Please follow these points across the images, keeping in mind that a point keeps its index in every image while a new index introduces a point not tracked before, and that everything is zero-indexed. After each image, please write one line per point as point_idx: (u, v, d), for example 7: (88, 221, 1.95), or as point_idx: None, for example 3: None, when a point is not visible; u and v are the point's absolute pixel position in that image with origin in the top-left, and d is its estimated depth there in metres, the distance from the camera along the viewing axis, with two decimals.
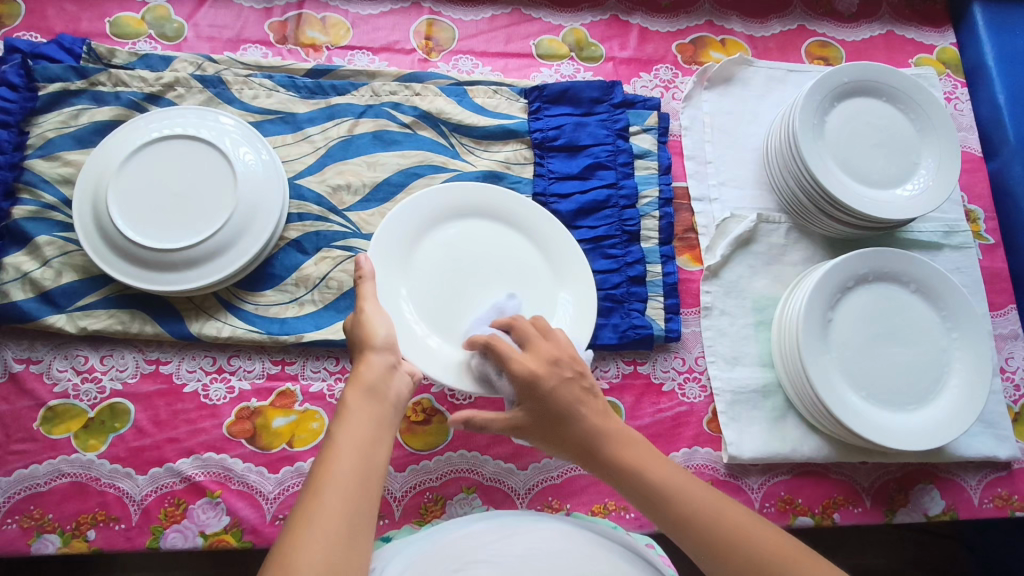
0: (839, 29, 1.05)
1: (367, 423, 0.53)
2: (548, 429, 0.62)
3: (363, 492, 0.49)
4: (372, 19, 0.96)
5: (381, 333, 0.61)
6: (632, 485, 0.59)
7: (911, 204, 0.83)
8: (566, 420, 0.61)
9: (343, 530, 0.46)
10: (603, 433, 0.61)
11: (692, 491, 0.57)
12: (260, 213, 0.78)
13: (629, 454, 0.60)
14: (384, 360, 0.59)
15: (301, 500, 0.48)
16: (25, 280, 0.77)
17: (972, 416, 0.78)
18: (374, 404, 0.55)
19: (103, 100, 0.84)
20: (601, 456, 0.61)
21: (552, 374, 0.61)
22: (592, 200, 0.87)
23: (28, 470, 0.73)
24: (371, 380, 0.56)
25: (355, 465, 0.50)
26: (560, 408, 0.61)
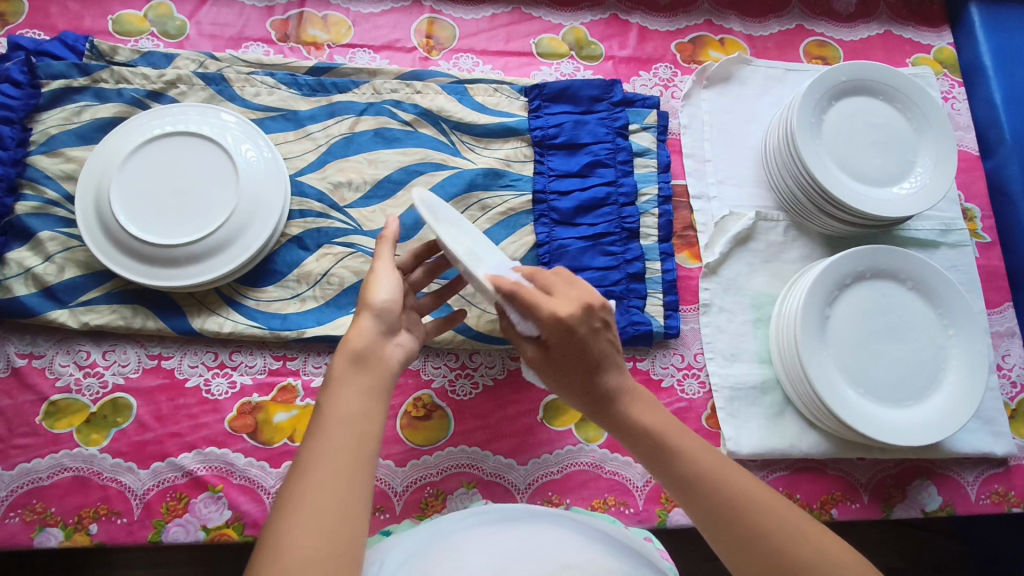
0: (837, 29, 1.05)
1: (355, 395, 0.53)
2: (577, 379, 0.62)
3: (351, 464, 0.49)
4: (373, 18, 0.97)
5: (378, 299, 0.58)
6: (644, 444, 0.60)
7: (909, 202, 0.84)
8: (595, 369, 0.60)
9: (333, 504, 0.47)
10: (624, 391, 0.62)
11: (699, 459, 0.58)
12: (262, 210, 0.79)
13: (647, 413, 0.61)
14: (376, 328, 0.57)
15: (290, 477, 0.49)
16: (27, 275, 0.78)
17: (969, 412, 0.78)
18: (363, 374, 0.54)
19: (106, 97, 0.84)
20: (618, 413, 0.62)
21: (587, 321, 0.58)
22: (591, 197, 0.88)
23: (30, 464, 0.74)
24: (360, 350, 0.55)
25: (343, 438, 0.50)
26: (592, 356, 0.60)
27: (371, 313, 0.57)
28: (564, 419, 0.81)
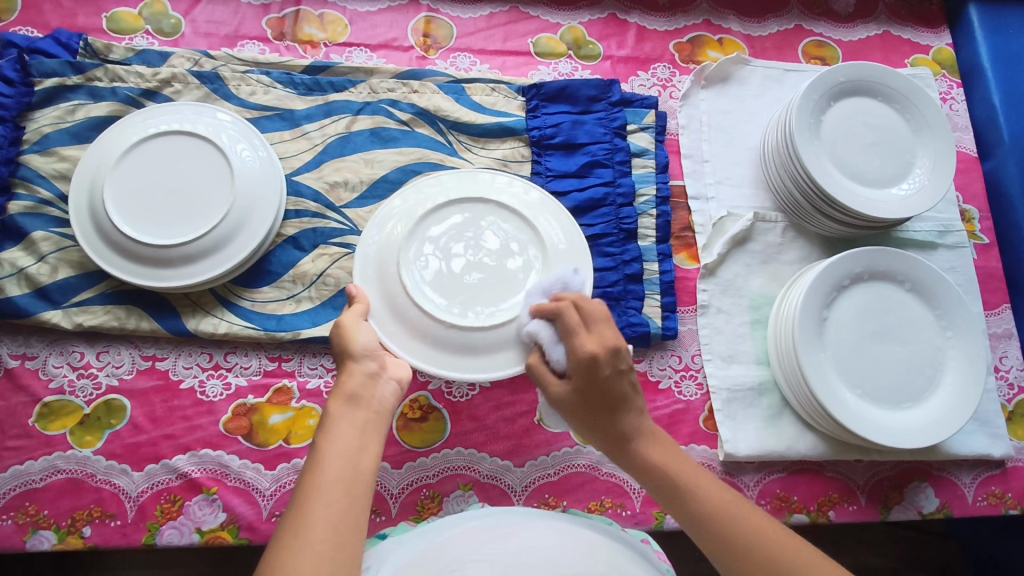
0: (835, 29, 1.05)
1: (351, 431, 0.53)
2: (592, 416, 0.61)
3: (350, 496, 0.49)
4: (370, 16, 0.96)
5: (360, 341, 0.60)
6: (669, 482, 0.59)
7: (907, 204, 0.84)
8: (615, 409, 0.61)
9: (331, 536, 0.46)
10: (641, 433, 0.62)
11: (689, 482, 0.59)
12: (258, 209, 0.78)
13: (669, 457, 0.61)
14: (364, 368, 0.58)
15: (290, 509, 0.48)
16: (20, 276, 0.77)
17: (966, 415, 0.78)
18: (357, 412, 0.55)
19: (99, 96, 0.84)
20: (636, 453, 0.61)
21: (609, 362, 0.59)
22: (589, 198, 0.87)
23: (23, 467, 0.73)
24: (353, 390, 0.56)
25: (342, 470, 0.50)
26: (614, 397, 0.60)
27: (355, 358, 0.59)
28: None
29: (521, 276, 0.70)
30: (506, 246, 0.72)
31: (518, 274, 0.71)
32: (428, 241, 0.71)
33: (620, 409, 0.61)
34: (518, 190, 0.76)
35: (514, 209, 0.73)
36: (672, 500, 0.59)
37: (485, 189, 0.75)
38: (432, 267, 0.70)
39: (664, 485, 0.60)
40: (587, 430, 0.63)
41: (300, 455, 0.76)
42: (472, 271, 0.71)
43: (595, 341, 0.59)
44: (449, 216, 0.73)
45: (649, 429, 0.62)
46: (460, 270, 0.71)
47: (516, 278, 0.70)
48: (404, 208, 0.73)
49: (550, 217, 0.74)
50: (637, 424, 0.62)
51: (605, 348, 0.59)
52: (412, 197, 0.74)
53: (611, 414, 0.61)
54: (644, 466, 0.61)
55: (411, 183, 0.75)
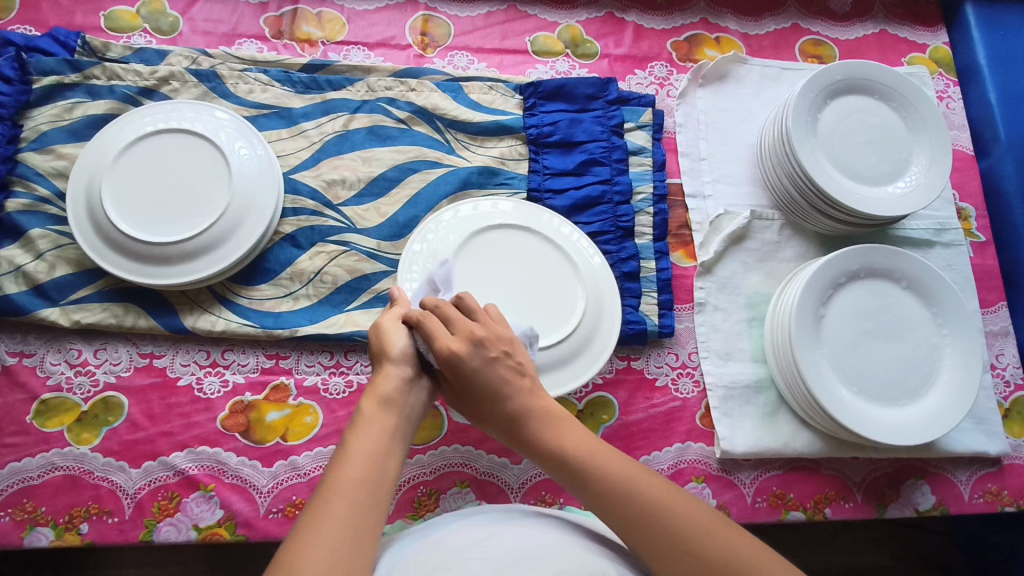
0: (832, 28, 1.05)
1: (381, 433, 0.54)
2: (478, 407, 0.61)
3: (371, 497, 0.49)
4: (367, 15, 0.96)
5: (399, 346, 0.60)
6: (563, 462, 0.57)
7: (904, 202, 0.84)
8: (495, 400, 0.60)
9: (348, 535, 0.46)
10: (533, 415, 0.60)
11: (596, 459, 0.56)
12: (256, 207, 0.78)
13: (562, 436, 0.58)
14: (402, 372, 0.58)
15: (311, 503, 0.48)
16: (18, 273, 0.77)
17: (962, 412, 0.78)
18: (387, 416, 0.55)
19: (97, 93, 0.84)
20: (530, 437, 0.59)
21: (473, 355, 0.59)
22: (586, 196, 0.88)
23: (20, 463, 0.73)
24: (387, 393, 0.56)
25: (366, 471, 0.50)
26: (488, 387, 0.59)
27: (393, 360, 0.59)
28: None
29: (556, 310, 0.77)
30: (542, 270, 0.79)
31: (552, 306, 0.77)
32: (467, 265, 0.77)
33: (496, 398, 0.60)
34: (559, 229, 0.82)
35: (555, 245, 0.80)
36: (569, 479, 0.57)
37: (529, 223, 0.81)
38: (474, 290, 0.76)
39: (558, 466, 0.57)
40: (482, 423, 0.63)
41: (297, 452, 0.76)
42: (512, 296, 0.77)
43: (454, 338, 0.60)
44: (494, 243, 0.79)
45: (539, 410, 0.60)
46: (500, 292, 0.77)
47: (553, 299, 0.77)
48: (441, 233, 0.78)
49: (580, 241, 0.82)
50: (525, 406, 0.60)
51: (467, 341, 0.59)
52: (449, 223, 0.79)
53: (495, 402, 0.60)
54: (539, 450, 0.59)
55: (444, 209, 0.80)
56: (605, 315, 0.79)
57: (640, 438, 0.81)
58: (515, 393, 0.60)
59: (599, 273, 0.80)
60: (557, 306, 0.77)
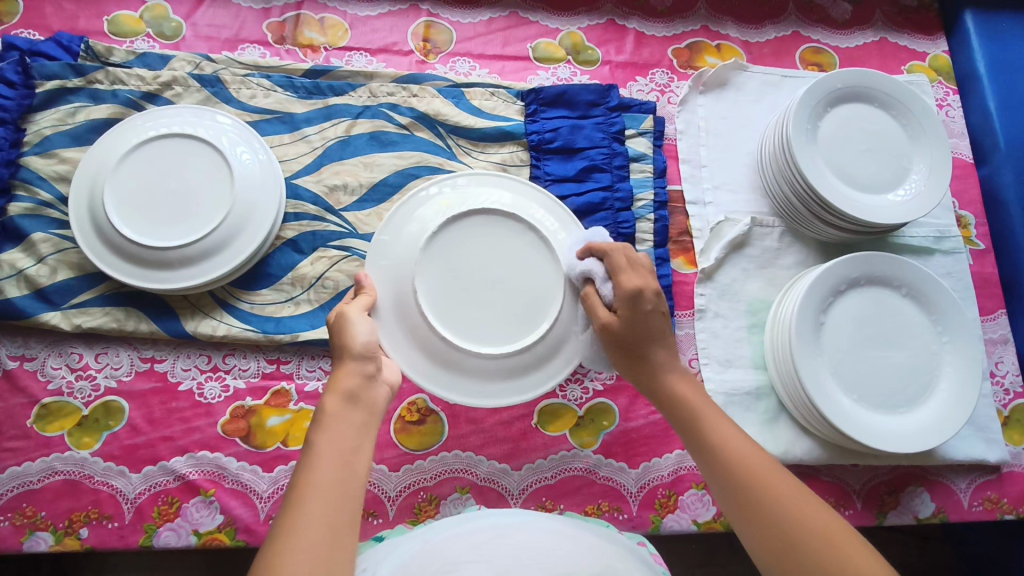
0: (832, 36, 1.06)
1: (347, 431, 0.53)
2: (630, 346, 0.62)
3: (343, 497, 0.49)
4: (370, 21, 0.97)
5: (362, 339, 0.59)
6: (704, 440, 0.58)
7: (903, 209, 0.84)
8: (655, 343, 0.62)
9: (327, 536, 0.46)
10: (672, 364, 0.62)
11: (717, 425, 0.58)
12: (257, 211, 0.78)
13: (698, 394, 0.61)
14: (361, 368, 0.57)
15: (285, 507, 0.47)
16: (20, 277, 0.77)
17: (961, 420, 0.78)
18: (354, 413, 0.54)
19: (100, 98, 0.84)
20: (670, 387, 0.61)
21: (652, 299, 0.61)
22: (587, 202, 0.88)
23: (20, 468, 0.73)
24: (350, 389, 0.55)
25: (337, 471, 0.50)
26: (654, 331, 0.62)
27: (353, 355, 0.58)
28: (559, 424, 0.82)
29: (529, 308, 0.68)
30: (518, 257, 0.69)
31: (526, 303, 0.68)
32: (438, 255, 0.68)
33: (648, 345, 0.61)
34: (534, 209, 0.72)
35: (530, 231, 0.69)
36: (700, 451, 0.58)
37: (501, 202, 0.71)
38: (447, 286, 0.67)
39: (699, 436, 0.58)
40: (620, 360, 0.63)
41: (297, 457, 0.76)
42: (484, 292, 0.68)
43: (630, 276, 0.62)
44: (465, 228, 0.69)
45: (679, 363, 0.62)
46: (470, 289, 0.68)
47: (532, 291, 0.68)
48: (416, 216, 0.71)
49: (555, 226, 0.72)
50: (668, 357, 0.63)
51: (651, 285, 0.61)
52: (422, 205, 0.71)
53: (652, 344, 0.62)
54: (673, 396, 0.61)
55: (419, 188, 0.73)
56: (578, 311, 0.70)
57: (640, 444, 0.82)
58: (664, 342, 0.62)
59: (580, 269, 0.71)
60: (539, 297, 0.68)
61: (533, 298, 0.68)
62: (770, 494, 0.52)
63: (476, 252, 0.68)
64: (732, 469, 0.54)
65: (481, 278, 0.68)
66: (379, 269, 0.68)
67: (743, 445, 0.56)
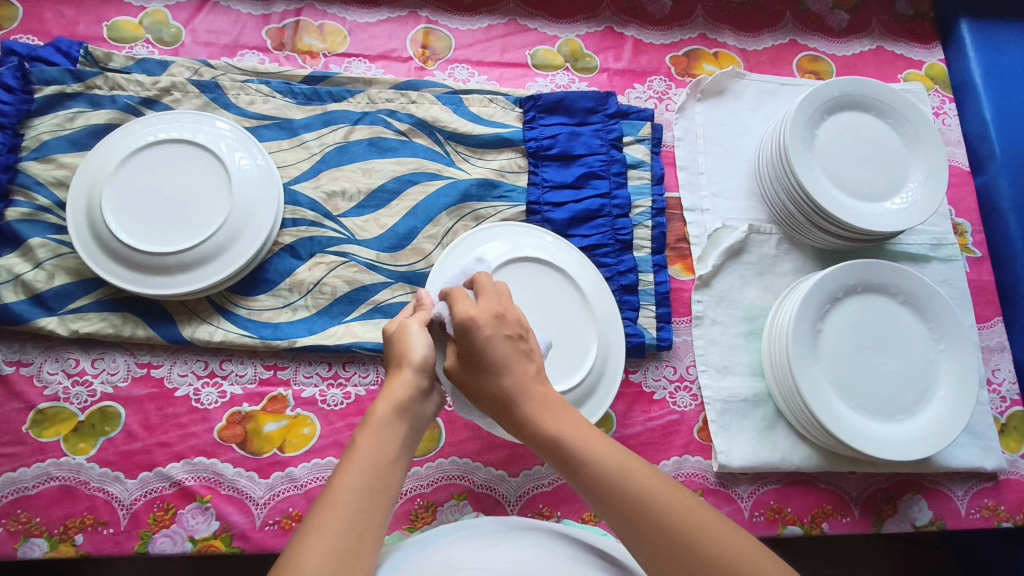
0: (830, 44, 1.06)
1: (390, 443, 0.52)
2: (479, 388, 0.55)
3: (376, 505, 0.48)
4: (369, 28, 0.97)
5: (416, 355, 0.57)
6: (595, 482, 0.49)
7: (899, 216, 0.85)
8: (494, 371, 0.54)
9: (351, 542, 0.46)
10: (524, 390, 0.54)
11: (589, 451, 0.51)
12: (255, 219, 0.78)
13: (552, 412, 0.54)
14: (416, 382, 0.56)
15: (316, 506, 0.47)
16: (16, 282, 0.77)
17: (958, 427, 0.79)
18: (398, 425, 0.54)
19: (99, 103, 0.84)
20: (522, 415, 0.54)
21: (491, 324, 0.54)
22: (585, 208, 0.88)
23: (16, 473, 0.73)
24: (400, 401, 0.54)
25: (373, 478, 0.49)
26: (487, 360, 0.54)
27: (413, 366, 0.57)
28: None
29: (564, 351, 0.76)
30: (559, 305, 0.77)
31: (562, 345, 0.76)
32: None
33: (492, 372, 0.54)
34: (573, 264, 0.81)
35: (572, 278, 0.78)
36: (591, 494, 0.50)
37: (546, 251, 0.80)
38: None
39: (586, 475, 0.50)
40: (474, 401, 0.56)
41: (294, 464, 0.76)
42: None
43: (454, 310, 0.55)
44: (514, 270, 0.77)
45: (537, 395, 0.55)
46: None
47: (565, 334, 0.76)
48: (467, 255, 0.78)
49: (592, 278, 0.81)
50: (519, 381, 0.54)
51: (488, 311, 0.55)
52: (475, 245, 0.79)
53: (491, 375, 0.54)
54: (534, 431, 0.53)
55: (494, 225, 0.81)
56: (611, 364, 0.78)
57: (637, 451, 0.81)
58: (513, 365, 0.54)
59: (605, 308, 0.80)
60: (573, 341, 0.76)
61: (568, 341, 0.76)
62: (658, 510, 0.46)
63: (524, 295, 0.76)
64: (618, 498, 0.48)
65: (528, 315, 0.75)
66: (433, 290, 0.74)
67: (614, 457, 0.50)
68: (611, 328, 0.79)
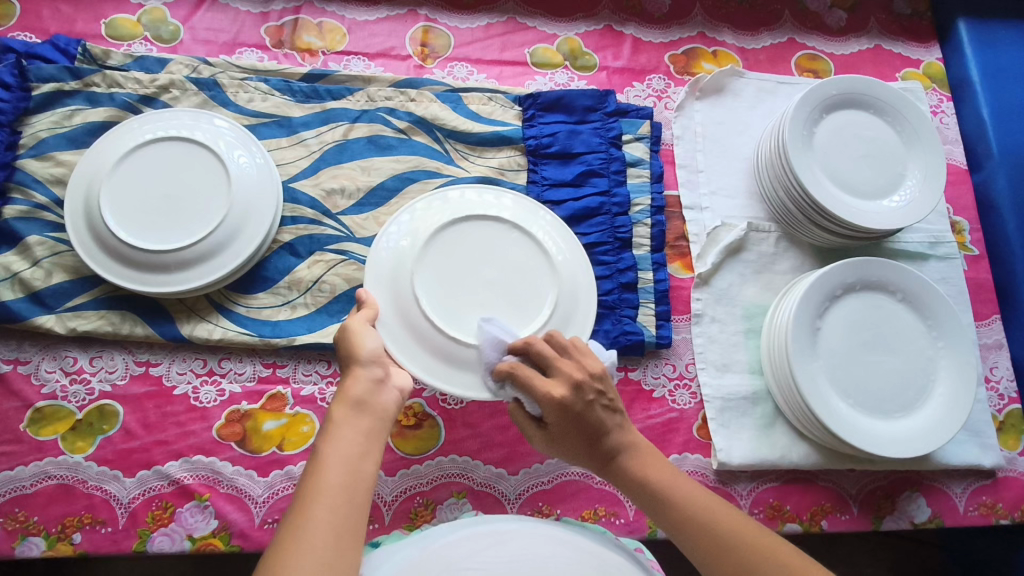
0: (828, 43, 1.07)
1: (356, 439, 0.52)
2: (577, 445, 0.64)
3: (350, 502, 0.48)
4: (369, 26, 0.97)
5: (365, 348, 0.58)
6: (686, 521, 0.59)
7: (898, 214, 0.85)
8: (598, 435, 0.62)
9: (331, 543, 0.46)
10: (625, 447, 0.63)
11: (684, 494, 0.60)
12: (254, 217, 0.78)
13: (653, 464, 0.63)
14: (371, 374, 0.57)
15: (290, 513, 0.47)
16: (14, 280, 0.77)
17: (957, 425, 0.79)
18: (362, 419, 0.54)
19: (97, 101, 0.84)
20: (621, 468, 0.63)
21: (578, 398, 0.61)
22: (585, 207, 0.88)
23: (13, 472, 0.72)
24: (358, 395, 0.55)
25: (344, 476, 0.50)
26: (591, 427, 0.62)
27: (360, 361, 0.57)
28: None
29: (524, 303, 0.73)
30: (514, 258, 0.75)
31: (520, 298, 0.73)
32: (438, 255, 0.73)
33: (602, 435, 0.62)
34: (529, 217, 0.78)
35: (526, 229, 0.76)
36: (667, 522, 0.61)
37: (497, 206, 0.78)
38: (444, 282, 0.72)
39: (664, 508, 0.60)
40: (576, 456, 0.65)
41: (293, 462, 0.76)
42: (478, 290, 0.73)
43: (535, 382, 0.61)
44: (460, 228, 0.75)
45: (637, 450, 0.64)
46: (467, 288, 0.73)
47: (523, 285, 0.74)
48: (412, 220, 0.76)
49: (550, 229, 0.78)
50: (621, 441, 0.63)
51: (569, 386, 0.61)
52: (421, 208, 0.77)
53: (594, 438, 0.63)
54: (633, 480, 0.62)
55: (449, 188, 0.79)
56: (577, 311, 0.75)
57: None
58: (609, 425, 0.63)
59: (569, 256, 0.77)
60: (531, 292, 0.74)
61: (526, 292, 0.73)
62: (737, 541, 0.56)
63: (474, 253, 0.74)
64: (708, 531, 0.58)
65: (478, 272, 0.73)
66: (379, 262, 0.73)
67: (703, 499, 0.60)
68: (577, 278, 0.76)
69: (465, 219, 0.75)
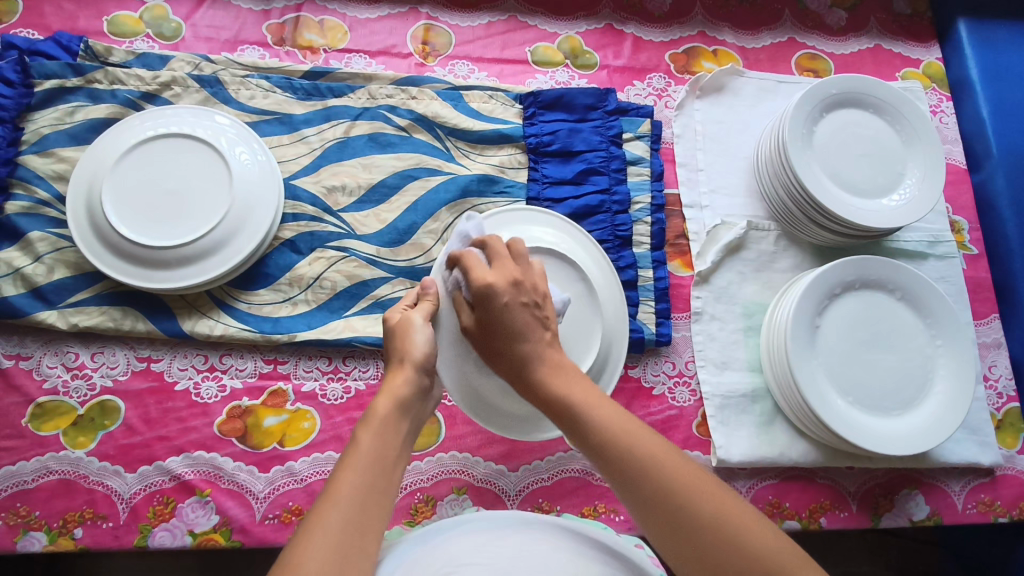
0: (828, 42, 1.07)
1: (392, 441, 0.53)
2: (493, 351, 0.58)
3: (377, 500, 0.49)
4: (370, 24, 0.97)
5: (419, 352, 0.58)
6: (596, 442, 0.51)
7: (897, 213, 0.85)
8: (512, 340, 0.56)
9: (356, 539, 0.46)
10: (540, 357, 0.56)
11: (597, 409, 0.53)
12: (255, 213, 0.78)
13: (568, 376, 0.56)
14: (418, 380, 0.57)
15: (319, 500, 0.47)
16: (16, 276, 0.77)
17: (955, 423, 0.79)
18: (399, 421, 0.54)
19: (99, 98, 0.84)
20: (535, 381, 0.56)
21: (509, 291, 0.57)
22: (585, 204, 0.89)
23: (15, 467, 0.73)
24: (401, 396, 0.55)
25: (375, 474, 0.50)
26: (510, 324, 0.56)
27: (414, 363, 0.58)
28: None
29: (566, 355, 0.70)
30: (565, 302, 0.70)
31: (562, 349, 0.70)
32: None
33: (518, 337, 0.56)
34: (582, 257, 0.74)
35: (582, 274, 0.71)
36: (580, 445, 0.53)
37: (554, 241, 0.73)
38: None
39: (593, 446, 0.52)
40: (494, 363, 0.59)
41: (294, 458, 0.76)
42: None
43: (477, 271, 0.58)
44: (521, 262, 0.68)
45: (551, 360, 0.57)
46: None
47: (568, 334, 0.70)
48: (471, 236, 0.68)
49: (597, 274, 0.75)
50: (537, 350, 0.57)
51: (505, 279, 0.57)
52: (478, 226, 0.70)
53: (509, 340, 0.57)
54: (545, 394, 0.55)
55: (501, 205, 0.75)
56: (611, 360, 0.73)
57: None
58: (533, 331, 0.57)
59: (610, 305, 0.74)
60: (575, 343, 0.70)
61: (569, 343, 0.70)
62: (650, 465, 0.49)
63: None
64: (618, 453, 0.50)
65: None
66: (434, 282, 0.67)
67: (618, 417, 0.52)
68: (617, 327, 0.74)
69: (527, 234, 0.73)
